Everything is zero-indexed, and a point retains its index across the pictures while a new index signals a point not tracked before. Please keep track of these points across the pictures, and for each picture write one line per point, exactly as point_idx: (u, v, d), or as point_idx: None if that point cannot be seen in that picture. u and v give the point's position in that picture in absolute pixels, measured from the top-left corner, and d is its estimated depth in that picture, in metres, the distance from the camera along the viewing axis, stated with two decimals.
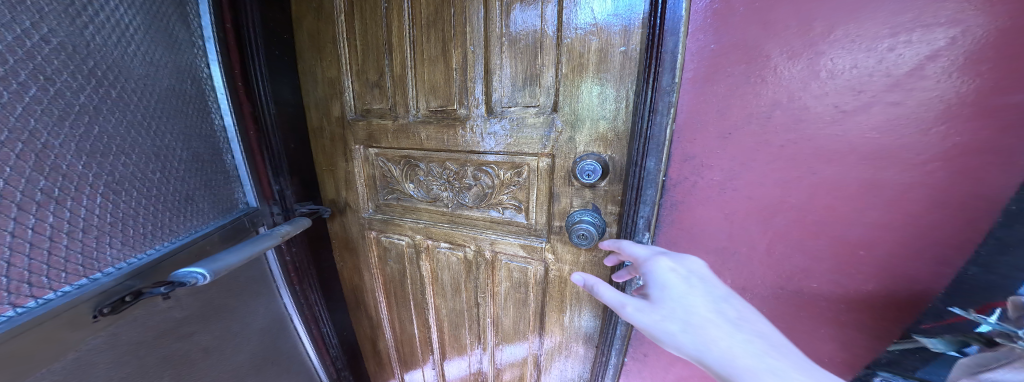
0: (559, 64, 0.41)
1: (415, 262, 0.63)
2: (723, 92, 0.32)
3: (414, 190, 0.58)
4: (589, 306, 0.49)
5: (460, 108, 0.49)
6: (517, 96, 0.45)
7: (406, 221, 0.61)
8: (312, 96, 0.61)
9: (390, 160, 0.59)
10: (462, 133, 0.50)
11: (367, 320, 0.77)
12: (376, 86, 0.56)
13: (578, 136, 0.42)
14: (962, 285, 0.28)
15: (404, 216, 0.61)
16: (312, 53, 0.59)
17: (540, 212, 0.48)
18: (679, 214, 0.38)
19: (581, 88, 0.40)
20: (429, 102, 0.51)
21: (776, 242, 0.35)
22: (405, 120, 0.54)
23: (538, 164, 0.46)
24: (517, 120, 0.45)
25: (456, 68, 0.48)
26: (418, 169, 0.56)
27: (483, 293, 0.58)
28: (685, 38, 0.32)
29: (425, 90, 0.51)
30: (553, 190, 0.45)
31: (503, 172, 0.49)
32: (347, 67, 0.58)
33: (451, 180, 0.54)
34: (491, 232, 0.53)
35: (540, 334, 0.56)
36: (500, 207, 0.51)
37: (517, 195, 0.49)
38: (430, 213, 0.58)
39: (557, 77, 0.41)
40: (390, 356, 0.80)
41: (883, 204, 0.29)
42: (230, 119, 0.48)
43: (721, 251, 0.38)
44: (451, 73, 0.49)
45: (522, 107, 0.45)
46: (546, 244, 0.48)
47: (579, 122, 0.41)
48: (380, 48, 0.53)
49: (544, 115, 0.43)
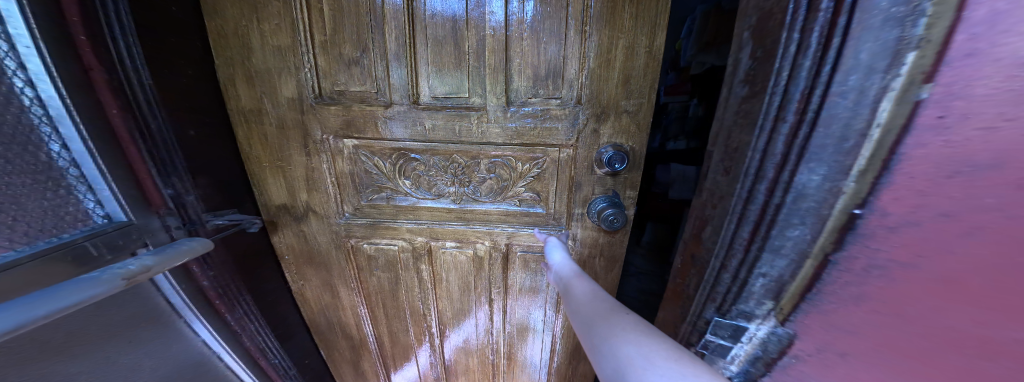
0: (585, 59, 0.42)
1: (412, 268, 0.56)
2: None
3: (411, 188, 0.51)
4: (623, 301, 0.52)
5: (473, 96, 0.46)
6: (538, 87, 0.45)
7: (402, 223, 0.53)
8: (245, 69, 0.46)
9: (376, 153, 0.50)
10: (478, 123, 0.46)
11: (345, 341, 0.66)
12: (353, 63, 0.46)
13: (603, 127, 0.45)
14: None
15: (397, 217, 0.53)
16: (244, 9, 0.43)
17: (560, 201, 0.50)
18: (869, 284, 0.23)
19: (610, 82, 0.43)
20: (434, 88, 0.46)
21: None
22: (397, 107, 0.47)
23: (559, 155, 0.47)
24: (543, 111, 0.45)
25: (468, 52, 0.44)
26: (412, 165, 0.50)
27: (497, 287, 0.57)
28: None
29: (429, 73, 0.45)
30: (574, 179, 0.48)
31: (520, 164, 0.49)
32: (308, 35, 0.45)
33: (460, 176, 0.50)
34: (507, 226, 0.52)
35: (554, 315, 0.59)
36: (516, 199, 0.51)
37: (535, 186, 0.50)
38: (431, 211, 0.52)
39: (584, 71, 0.43)
40: (376, 375, 0.70)
41: None
42: (52, 90, 0.31)
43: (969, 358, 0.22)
44: (465, 57, 0.44)
45: (543, 99, 0.45)
46: (563, 232, 0.52)
47: (603, 115, 0.44)
48: (362, 15, 0.43)
49: (568, 108, 0.45)
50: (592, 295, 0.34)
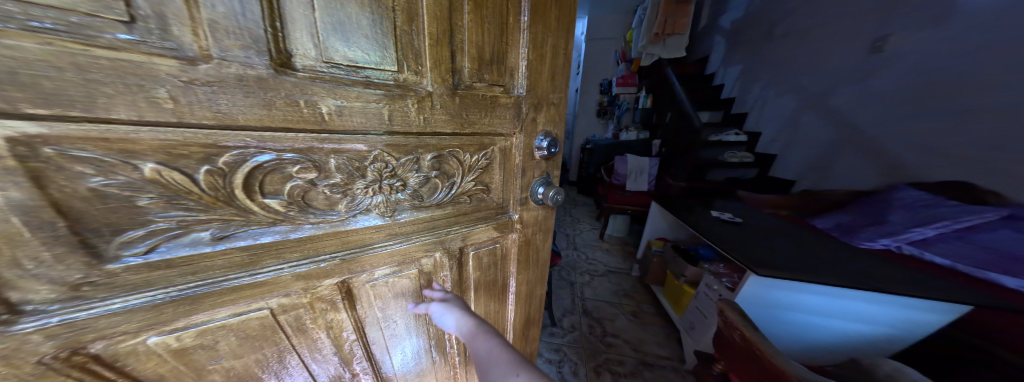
0: (525, 49, 0.59)
1: (325, 318, 0.57)
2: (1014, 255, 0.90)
3: (343, 208, 0.48)
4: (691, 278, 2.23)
5: (409, 74, 0.49)
6: (485, 73, 0.56)
7: (319, 259, 0.49)
8: None
9: (272, 188, 0.42)
10: (402, 107, 0.48)
11: None
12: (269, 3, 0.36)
13: (539, 116, 0.65)
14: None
15: (295, 250, 0.47)
16: None
17: (502, 190, 0.68)
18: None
19: (543, 75, 0.62)
20: (328, 52, 0.41)
21: None
22: (232, 65, 0.35)
23: (504, 143, 0.63)
24: (494, 97, 0.57)
25: (425, 30, 0.48)
26: (268, 168, 0.41)
27: (448, 273, 0.70)
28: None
29: (358, 38, 0.43)
30: (519, 165, 0.67)
31: (468, 156, 0.59)
32: None
33: (392, 178, 0.51)
34: (460, 225, 0.65)
35: (505, 285, 0.82)
36: (466, 193, 0.63)
37: (481, 179, 0.64)
38: (360, 232, 0.52)
39: (526, 61, 0.59)
40: None
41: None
42: None
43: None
44: (422, 40, 0.49)
45: (488, 84, 0.57)
46: (513, 217, 0.73)
47: (540, 101, 0.64)
48: None
49: (511, 94, 0.60)
50: (485, 350, 0.54)
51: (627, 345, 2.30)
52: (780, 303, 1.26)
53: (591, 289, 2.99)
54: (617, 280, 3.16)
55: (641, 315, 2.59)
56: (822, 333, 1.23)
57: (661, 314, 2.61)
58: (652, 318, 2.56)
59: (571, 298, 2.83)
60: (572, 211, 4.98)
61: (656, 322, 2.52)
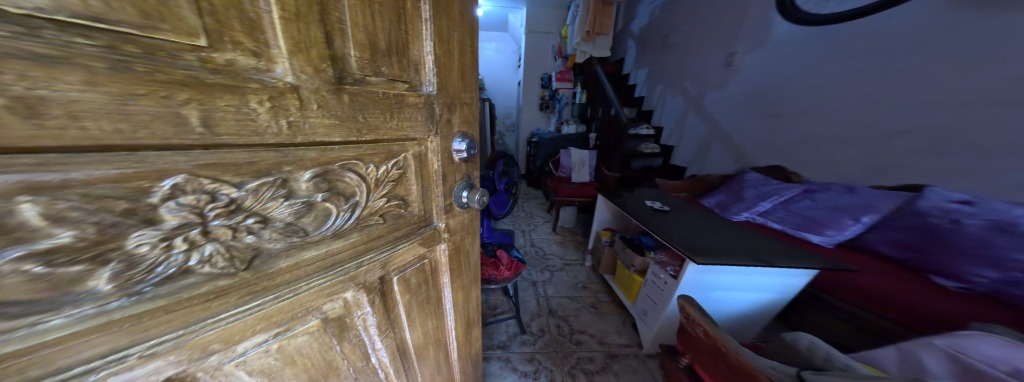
0: (430, 42, 0.57)
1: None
2: (820, 211, 1.91)
3: (110, 285, 0.32)
4: (638, 267, 2.43)
5: (240, 57, 0.35)
6: (381, 65, 0.50)
7: (110, 356, 0.34)
8: None
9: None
10: (224, 106, 0.34)
11: None
12: None
13: (454, 116, 0.65)
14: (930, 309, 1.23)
15: (41, 354, 0.30)
16: None
17: (421, 201, 0.66)
18: (860, 262, 1.58)
19: (453, 72, 0.62)
20: None
21: (882, 273, 1.50)
22: None
23: (418, 147, 0.60)
24: (401, 97, 0.53)
25: (275, 7, 0.37)
26: None
27: (367, 304, 0.64)
28: (811, 191, 2.10)
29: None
30: (440, 170, 0.66)
31: (371, 168, 0.52)
32: None
33: (222, 212, 0.37)
34: (378, 251, 0.60)
35: (434, 293, 0.84)
36: (376, 211, 0.56)
37: (393, 193, 0.58)
38: (195, 299, 0.38)
39: (434, 53, 0.58)
40: None
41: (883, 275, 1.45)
42: None
43: (866, 268, 1.53)
44: (265, 14, 0.37)
45: (389, 80, 0.52)
46: (438, 226, 0.74)
47: (453, 103, 0.64)
48: None
49: (420, 93, 0.57)
50: None
51: (593, 338, 2.43)
52: (708, 286, 1.55)
53: (552, 286, 3.06)
54: (573, 273, 3.30)
55: (600, 305, 2.79)
56: (736, 305, 1.60)
57: (615, 301, 2.85)
58: (608, 306, 2.78)
59: (536, 299, 2.87)
60: (524, 206, 5.02)
61: (614, 311, 2.72)
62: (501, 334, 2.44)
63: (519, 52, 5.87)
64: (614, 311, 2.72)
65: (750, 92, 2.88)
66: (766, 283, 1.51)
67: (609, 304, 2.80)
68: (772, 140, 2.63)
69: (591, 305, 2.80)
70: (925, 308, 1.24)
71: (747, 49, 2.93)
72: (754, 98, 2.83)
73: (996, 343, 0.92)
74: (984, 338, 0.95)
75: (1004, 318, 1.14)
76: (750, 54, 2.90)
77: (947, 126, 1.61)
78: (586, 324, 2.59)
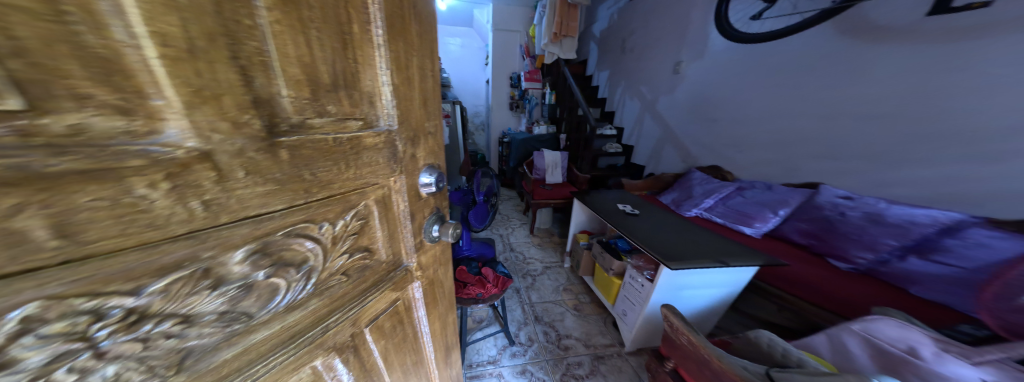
0: (386, 70, 0.51)
1: None
2: (750, 210, 2.47)
3: None
4: (617, 270, 2.53)
5: (109, 125, 0.26)
6: (325, 102, 0.43)
7: None
8: None
9: None
10: (90, 202, 0.25)
11: None
12: None
13: (417, 149, 0.62)
14: (821, 283, 1.78)
15: None
16: None
17: (389, 245, 0.63)
18: (780, 248, 2.12)
19: (414, 102, 0.59)
20: None
21: (794, 256, 2.04)
22: None
23: (380, 190, 0.55)
24: (354, 139, 0.47)
25: (155, 55, 0.28)
26: None
27: (339, 362, 0.60)
28: (745, 194, 2.68)
29: None
30: (407, 209, 0.63)
31: (325, 228, 0.47)
32: None
33: (117, 327, 0.30)
34: (347, 310, 0.56)
35: (412, 326, 0.83)
36: (337, 268, 0.51)
37: (355, 246, 0.54)
38: None
39: (391, 84, 0.52)
40: None
41: (795, 259, 1.99)
42: None
43: (784, 254, 2.06)
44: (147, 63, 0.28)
45: (338, 119, 0.45)
46: (410, 266, 0.71)
47: (416, 136, 0.61)
48: None
49: (378, 130, 0.51)
50: None
51: (579, 342, 2.48)
52: (677, 285, 2.00)
53: (535, 292, 3.05)
54: (553, 276, 3.33)
55: (582, 307, 2.86)
56: (698, 298, 2.08)
57: (595, 301, 2.94)
58: (590, 307, 2.86)
59: (521, 307, 2.85)
60: (501, 209, 4.96)
61: (595, 311, 2.81)
62: (488, 350, 2.37)
63: (485, 50, 5.73)
64: (595, 312, 2.80)
65: (697, 96, 3.38)
66: (718, 281, 1.98)
67: (590, 305, 2.89)
68: (715, 141, 3.20)
69: (574, 307, 2.85)
70: (818, 283, 1.78)
71: (692, 58, 3.45)
72: (700, 102, 3.34)
73: (893, 324, 1.27)
74: (885, 320, 1.31)
75: (863, 285, 1.71)
76: (695, 63, 3.40)
77: (814, 127, 2.37)
78: (571, 328, 2.63)
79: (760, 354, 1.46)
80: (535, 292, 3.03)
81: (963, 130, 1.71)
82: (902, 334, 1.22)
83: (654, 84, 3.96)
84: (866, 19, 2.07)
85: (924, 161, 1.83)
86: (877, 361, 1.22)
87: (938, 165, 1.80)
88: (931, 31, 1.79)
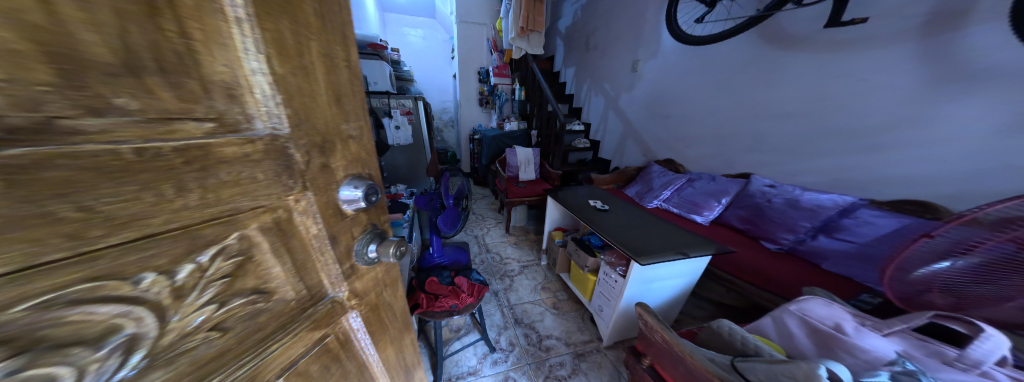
0: (257, 55, 0.39)
1: None
2: (704, 200, 2.77)
3: None
4: (592, 267, 2.54)
5: None
6: (122, 94, 0.30)
7: None
8: None
9: None
10: None
11: None
12: None
13: (332, 157, 0.51)
14: (760, 265, 2.07)
15: None
16: None
17: (291, 281, 0.52)
18: (727, 236, 2.42)
19: (320, 99, 0.48)
20: None
21: (739, 242, 2.34)
22: None
23: (264, 218, 0.43)
24: (193, 150, 0.34)
25: None
26: None
27: None
28: (697, 186, 2.96)
29: None
30: (321, 232, 0.52)
31: (152, 286, 0.36)
32: None
33: None
34: (229, 368, 0.46)
35: (358, 358, 0.73)
36: (194, 329, 0.41)
37: (224, 295, 0.43)
38: None
39: (265, 74, 0.40)
40: None
41: (740, 245, 2.29)
42: None
43: (731, 240, 2.36)
44: None
45: (153, 120, 0.32)
46: (337, 297, 0.60)
47: (324, 142, 0.49)
48: None
49: (249, 134, 0.39)
50: None
51: (559, 341, 2.45)
52: (646, 277, 2.05)
53: (514, 293, 2.98)
54: (531, 275, 3.28)
55: (560, 304, 2.84)
56: (665, 289, 2.18)
57: (573, 297, 2.94)
58: (567, 304, 2.85)
59: (500, 310, 2.76)
60: (475, 208, 4.81)
61: (573, 308, 2.80)
62: (466, 361, 2.25)
63: (450, 43, 5.52)
64: (573, 308, 2.80)
65: (654, 94, 3.58)
66: (682, 271, 2.10)
67: (568, 302, 2.88)
68: (667, 138, 3.48)
69: (552, 306, 2.82)
70: (759, 266, 2.07)
71: (648, 57, 3.61)
72: (657, 99, 3.55)
73: (821, 303, 1.43)
74: (813, 300, 1.47)
75: (791, 265, 2.02)
76: (652, 62, 3.57)
77: (748, 124, 2.72)
78: (550, 328, 2.59)
79: (723, 345, 1.51)
80: (513, 294, 2.96)
81: (855, 128, 2.09)
82: (830, 312, 1.37)
83: (615, 81, 4.08)
84: (787, 32, 2.39)
85: (824, 154, 2.24)
86: (814, 339, 1.33)
87: (834, 156, 2.20)
88: (834, 43, 2.14)
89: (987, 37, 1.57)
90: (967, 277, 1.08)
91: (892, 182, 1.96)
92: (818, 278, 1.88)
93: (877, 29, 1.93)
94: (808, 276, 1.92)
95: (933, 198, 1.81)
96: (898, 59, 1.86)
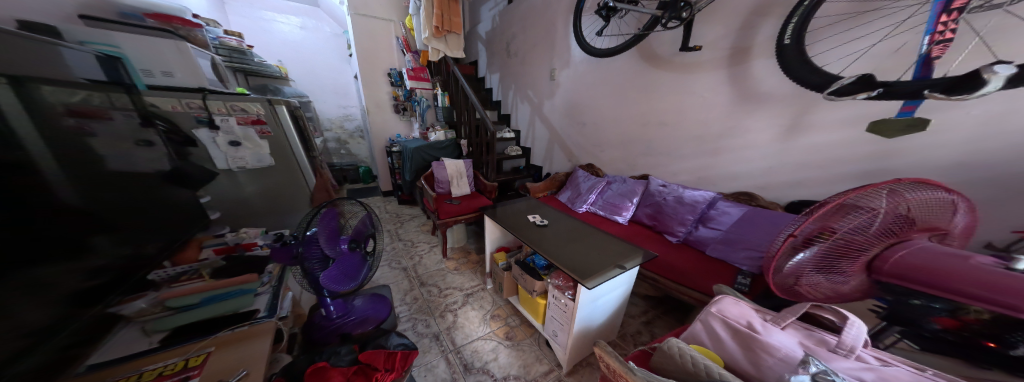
0: None
1: None
2: (620, 197, 2.82)
3: None
4: (540, 290, 2.15)
5: None
6: None
7: None
8: None
9: None
10: None
11: None
12: None
13: None
14: (667, 259, 2.09)
15: None
16: None
17: None
18: (638, 234, 2.46)
19: None
20: None
21: (649, 238, 2.38)
22: None
23: None
24: None
25: None
26: None
27: None
28: (614, 183, 2.99)
29: None
30: None
31: None
32: None
33: None
34: None
35: None
36: None
37: None
38: None
39: None
40: None
41: (652, 241, 2.32)
42: None
43: (642, 238, 2.38)
44: None
45: None
46: None
47: None
48: None
49: None
50: None
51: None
52: (589, 298, 1.77)
53: (459, 331, 2.39)
54: (478, 302, 2.73)
55: (513, 333, 2.38)
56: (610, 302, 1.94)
57: (525, 320, 2.53)
58: (521, 331, 2.41)
59: (445, 358, 2.14)
60: (401, 233, 3.99)
61: (528, 334, 2.38)
62: None
63: (343, 39, 4.66)
64: (527, 334, 2.38)
65: (567, 102, 3.55)
66: (621, 282, 1.89)
67: (521, 327, 2.44)
68: (581, 143, 3.54)
69: (505, 337, 2.34)
70: (670, 260, 2.07)
71: (563, 66, 3.53)
72: (571, 106, 3.53)
73: (731, 302, 1.33)
74: (723, 299, 1.36)
75: (691, 255, 2.11)
76: (566, 71, 3.50)
77: (638, 130, 2.90)
78: (507, 365, 2.11)
79: (676, 373, 1.10)
80: (460, 331, 2.38)
81: (698, 134, 2.45)
82: (742, 311, 1.27)
83: (536, 87, 3.94)
84: (656, 52, 2.62)
85: (687, 157, 2.56)
86: (740, 340, 1.15)
87: (692, 159, 2.54)
88: (682, 65, 2.46)
89: (767, 70, 2.00)
90: (816, 262, 1.05)
91: (730, 177, 2.34)
92: (716, 266, 1.96)
93: (707, 57, 2.30)
94: (715, 264, 1.99)
95: (754, 188, 2.23)
96: (720, 82, 2.25)
